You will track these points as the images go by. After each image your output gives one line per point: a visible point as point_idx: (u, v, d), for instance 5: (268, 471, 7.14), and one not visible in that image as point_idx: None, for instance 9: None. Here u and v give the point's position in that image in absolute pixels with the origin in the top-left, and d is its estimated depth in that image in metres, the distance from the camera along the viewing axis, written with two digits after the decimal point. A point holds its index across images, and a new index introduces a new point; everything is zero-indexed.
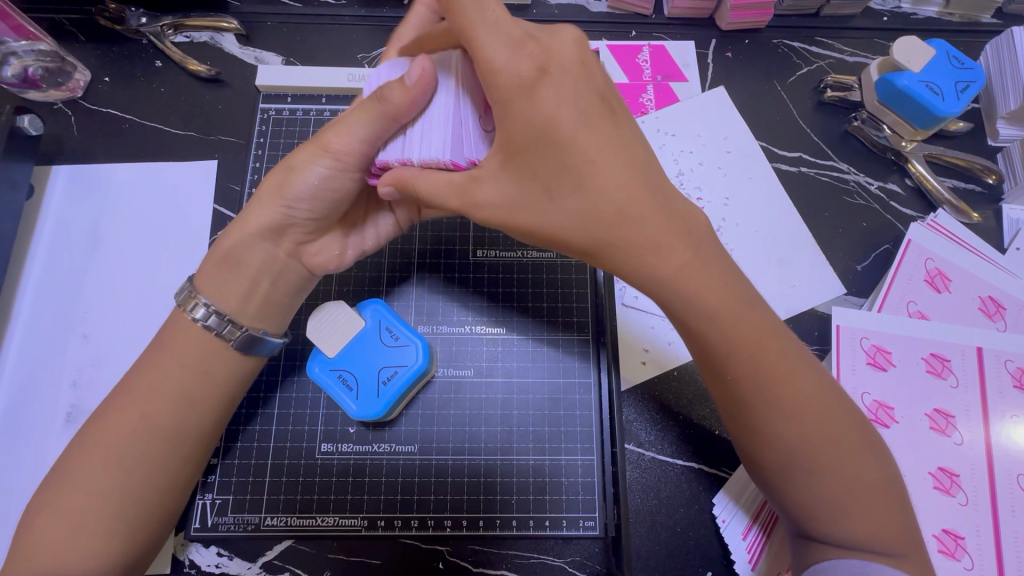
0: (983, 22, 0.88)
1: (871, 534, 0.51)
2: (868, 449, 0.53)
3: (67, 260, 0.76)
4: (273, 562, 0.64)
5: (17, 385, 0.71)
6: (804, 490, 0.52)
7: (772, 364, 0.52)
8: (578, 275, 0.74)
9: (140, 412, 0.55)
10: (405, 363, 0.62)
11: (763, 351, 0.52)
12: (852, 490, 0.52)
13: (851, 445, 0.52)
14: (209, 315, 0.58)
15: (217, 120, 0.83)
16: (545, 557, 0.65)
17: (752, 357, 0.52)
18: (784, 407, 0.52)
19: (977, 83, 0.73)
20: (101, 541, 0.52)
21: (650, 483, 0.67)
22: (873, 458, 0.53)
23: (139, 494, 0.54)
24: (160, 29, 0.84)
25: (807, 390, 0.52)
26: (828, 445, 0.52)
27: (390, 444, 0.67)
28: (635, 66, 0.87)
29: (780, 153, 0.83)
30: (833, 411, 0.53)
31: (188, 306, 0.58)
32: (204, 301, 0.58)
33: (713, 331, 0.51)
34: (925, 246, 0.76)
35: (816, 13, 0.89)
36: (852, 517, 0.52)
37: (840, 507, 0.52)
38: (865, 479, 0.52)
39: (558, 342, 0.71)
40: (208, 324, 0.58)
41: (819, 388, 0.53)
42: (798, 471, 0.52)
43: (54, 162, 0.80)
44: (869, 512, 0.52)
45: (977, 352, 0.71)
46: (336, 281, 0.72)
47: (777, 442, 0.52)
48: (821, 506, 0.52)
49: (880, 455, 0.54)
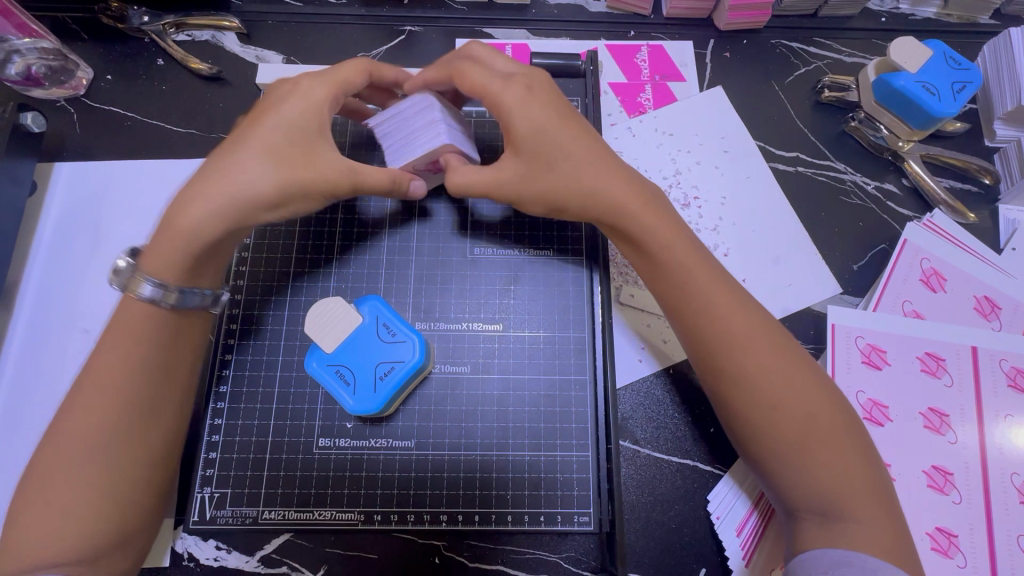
0: (980, 22, 0.89)
1: (831, 487, 0.53)
2: (818, 383, 0.56)
3: (68, 256, 0.77)
4: (272, 556, 0.67)
5: (18, 380, 0.72)
6: (768, 429, 0.54)
7: (724, 305, 0.57)
8: (574, 231, 0.75)
9: (138, 401, 0.56)
10: (401, 358, 0.63)
11: (713, 293, 0.58)
12: (809, 423, 0.54)
13: (805, 378, 0.55)
14: (154, 289, 0.57)
15: (218, 119, 0.83)
16: (540, 552, 0.67)
17: (712, 298, 0.57)
18: (736, 343, 0.56)
19: (973, 83, 0.73)
20: (100, 525, 0.54)
21: (644, 480, 0.69)
22: (826, 394, 0.56)
23: (140, 480, 0.56)
24: (162, 28, 0.85)
25: (758, 328, 0.56)
26: (780, 382, 0.55)
27: (387, 440, 0.67)
28: (633, 66, 0.87)
29: (777, 152, 0.84)
30: (783, 355, 0.56)
31: (140, 290, 0.57)
32: (148, 277, 0.57)
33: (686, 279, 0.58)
34: (921, 246, 0.76)
35: (815, 13, 0.89)
36: (811, 455, 0.53)
37: (801, 448, 0.54)
38: (818, 424, 0.54)
39: (557, 304, 0.73)
40: (159, 298, 0.57)
41: (775, 331, 0.57)
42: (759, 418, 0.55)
43: (56, 160, 0.81)
44: (826, 448, 0.53)
45: (972, 351, 0.72)
46: (336, 250, 0.74)
47: (735, 378, 0.56)
48: (789, 454, 0.54)
49: (834, 388, 0.57)
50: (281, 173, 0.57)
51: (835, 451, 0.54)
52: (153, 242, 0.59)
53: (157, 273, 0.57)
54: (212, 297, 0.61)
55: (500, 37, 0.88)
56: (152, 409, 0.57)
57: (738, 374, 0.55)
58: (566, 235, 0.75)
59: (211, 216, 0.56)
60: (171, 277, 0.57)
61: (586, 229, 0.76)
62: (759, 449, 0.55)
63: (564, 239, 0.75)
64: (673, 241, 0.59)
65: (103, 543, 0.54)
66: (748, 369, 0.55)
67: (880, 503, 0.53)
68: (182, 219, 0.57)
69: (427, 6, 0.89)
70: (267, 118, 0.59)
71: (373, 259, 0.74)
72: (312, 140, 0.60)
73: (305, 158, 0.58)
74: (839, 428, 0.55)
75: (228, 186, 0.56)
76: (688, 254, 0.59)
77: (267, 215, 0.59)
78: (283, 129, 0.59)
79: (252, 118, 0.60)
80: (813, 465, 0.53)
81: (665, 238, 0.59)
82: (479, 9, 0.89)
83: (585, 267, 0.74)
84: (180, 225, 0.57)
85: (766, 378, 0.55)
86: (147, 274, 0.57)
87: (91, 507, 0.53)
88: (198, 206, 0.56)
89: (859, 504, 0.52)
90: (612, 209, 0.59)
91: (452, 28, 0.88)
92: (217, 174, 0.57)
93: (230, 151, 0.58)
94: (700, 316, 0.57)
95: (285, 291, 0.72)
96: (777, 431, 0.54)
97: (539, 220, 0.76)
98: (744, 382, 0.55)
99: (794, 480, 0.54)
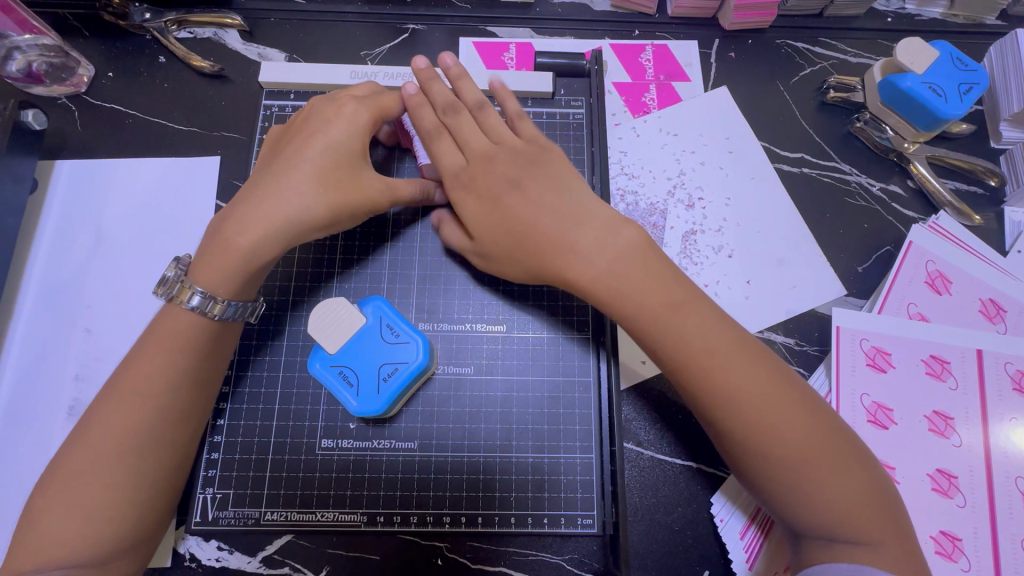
0: (987, 23, 0.88)
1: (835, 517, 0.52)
2: (814, 419, 0.54)
3: (70, 254, 0.77)
4: (273, 557, 0.66)
5: (19, 379, 0.72)
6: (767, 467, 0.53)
7: (712, 351, 0.54)
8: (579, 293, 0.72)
9: (144, 403, 0.56)
10: (406, 359, 0.62)
11: (697, 338, 0.55)
12: (808, 462, 0.53)
13: (798, 416, 0.54)
14: (204, 300, 0.59)
15: (221, 117, 0.83)
16: (544, 554, 0.67)
17: (695, 344, 0.54)
18: (724, 391, 0.54)
19: (980, 85, 0.73)
20: (112, 527, 0.54)
21: (648, 482, 0.69)
22: (823, 428, 0.54)
23: (150, 479, 0.56)
24: (164, 25, 0.84)
25: (748, 368, 0.54)
26: (774, 425, 0.53)
27: (390, 440, 0.67)
28: (638, 66, 0.87)
29: (782, 153, 0.83)
30: (779, 392, 0.54)
31: (187, 298, 0.58)
32: (197, 289, 0.58)
33: (667, 332, 0.55)
34: (926, 247, 0.76)
35: (820, 13, 0.88)
36: (812, 490, 0.53)
37: (800, 486, 0.53)
38: (819, 459, 0.53)
39: (559, 324, 0.72)
40: (206, 309, 0.59)
41: (766, 368, 0.55)
42: (755, 457, 0.54)
43: (58, 158, 0.80)
44: (826, 484, 0.53)
45: (977, 354, 0.72)
46: (339, 250, 0.73)
47: (725, 425, 0.54)
48: (790, 486, 0.53)
49: (831, 420, 0.55)
50: (332, 197, 0.61)
51: (835, 489, 0.53)
52: (203, 254, 0.60)
53: (210, 285, 0.59)
54: (252, 309, 0.63)
55: (505, 37, 0.88)
56: (161, 411, 0.56)
57: (729, 423, 0.54)
58: (567, 309, 0.72)
59: (267, 236, 0.59)
60: (224, 290, 0.59)
61: (593, 310, 0.72)
62: (762, 486, 0.55)
63: (568, 306, 0.72)
64: (648, 283, 0.56)
65: (112, 546, 0.54)
66: (739, 417, 0.53)
67: (888, 524, 0.53)
68: (237, 236, 0.59)
69: (431, 4, 0.89)
70: (314, 140, 0.62)
71: (377, 257, 0.74)
72: (355, 161, 0.63)
73: (352, 181, 0.62)
74: (839, 457, 0.53)
75: (286, 208, 0.59)
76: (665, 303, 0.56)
77: (317, 234, 0.62)
78: (332, 150, 0.62)
79: (298, 140, 0.63)
80: (814, 503, 0.52)
81: (635, 294, 0.56)
82: (483, 7, 0.88)
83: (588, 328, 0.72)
84: (236, 243, 0.59)
85: (759, 423, 0.53)
86: (198, 286, 0.59)
87: (102, 509, 0.54)
88: (256, 226, 0.59)
89: (861, 534, 0.52)
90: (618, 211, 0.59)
91: (456, 27, 0.88)
92: (268, 193, 0.60)
93: (281, 173, 0.61)
94: (687, 364, 0.55)
95: (287, 291, 0.72)
96: (773, 472, 0.53)
97: None
98: (737, 429, 0.54)
99: (793, 513, 0.53)
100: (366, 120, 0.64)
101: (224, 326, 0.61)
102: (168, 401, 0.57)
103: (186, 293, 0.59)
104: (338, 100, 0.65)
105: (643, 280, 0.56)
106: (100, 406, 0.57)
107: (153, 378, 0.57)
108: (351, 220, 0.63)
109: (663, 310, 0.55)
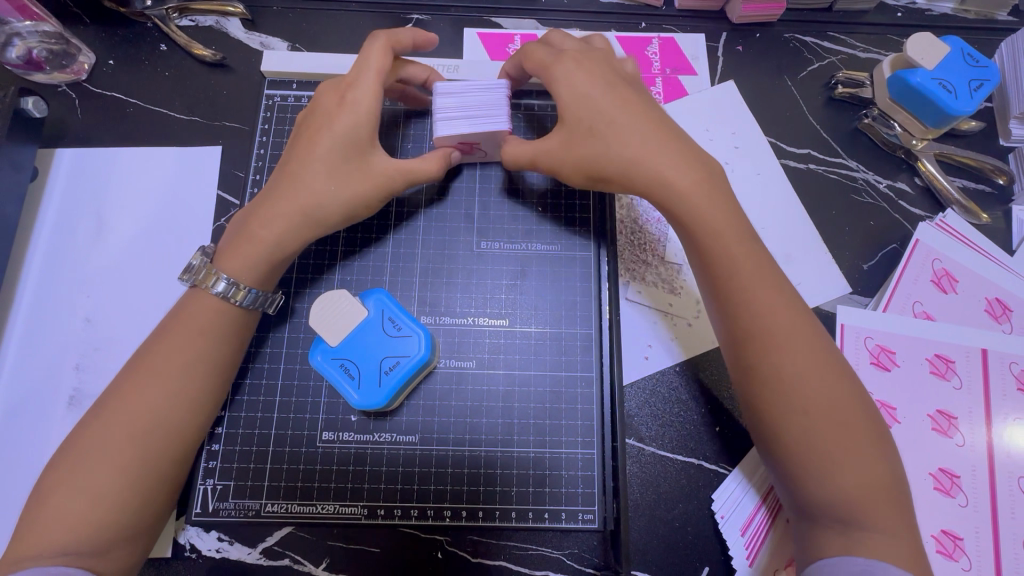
0: (998, 19, 0.87)
1: (856, 505, 0.53)
2: (861, 402, 0.56)
3: (71, 244, 0.76)
4: (273, 548, 0.66)
5: (20, 368, 0.71)
6: (798, 442, 0.55)
7: (778, 319, 0.57)
8: (583, 199, 0.76)
9: (160, 385, 0.57)
10: (407, 353, 0.62)
11: (767, 305, 0.58)
12: (846, 443, 0.54)
13: (838, 393, 0.55)
14: (228, 286, 0.61)
15: (222, 106, 0.82)
16: (544, 548, 0.66)
17: (755, 299, 0.58)
18: (776, 352, 0.56)
19: (991, 81, 0.72)
20: (116, 511, 0.54)
21: (649, 478, 0.69)
22: (867, 414, 0.56)
23: (156, 463, 0.56)
24: (165, 13, 0.83)
25: (799, 338, 0.57)
26: (813, 394, 0.55)
27: (391, 434, 0.67)
28: (645, 58, 0.86)
29: (789, 149, 0.83)
30: (827, 367, 0.56)
31: (208, 282, 0.61)
32: (223, 275, 0.61)
33: (728, 271, 0.59)
34: (933, 246, 0.76)
35: (829, 7, 0.88)
36: (841, 469, 0.53)
37: (825, 467, 0.54)
38: (850, 443, 0.54)
39: (564, 325, 0.72)
40: (229, 296, 0.61)
41: (818, 342, 0.57)
42: (792, 427, 0.55)
43: (58, 146, 0.79)
44: (858, 465, 0.53)
45: (981, 354, 0.71)
46: (341, 241, 0.73)
47: (775, 389, 0.56)
48: (817, 468, 0.54)
49: (874, 409, 0.57)
50: (343, 188, 0.62)
51: (860, 475, 0.53)
52: (228, 243, 0.63)
53: (234, 273, 0.61)
54: (272, 300, 0.65)
55: (510, 28, 0.87)
56: (172, 394, 0.57)
57: (773, 381, 0.56)
58: (578, 220, 0.75)
59: (287, 230, 0.62)
60: (247, 279, 0.61)
61: (596, 205, 0.76)
62: (789, 465, 0.55)
63: (571, 201, 0.75)
64: (725, 235, 0.60)
65: (116, 534, 0.54)
66: (787, 375, 0.55)
67: (904, 519, 0.53)
68: (260, 229, 0.62)
69: None
70: (321, 136, 0.62)
71: (379, 249, 0.73)
72: (364, 147, 0.63)
73: (363, 169, 0.63)
74: (868, 450, 0.54)
75: (303, 203, 0.61)
76: (742, 249, 0.59)
77: (333, 227, 0.64)
78: (340, 146, 0.62)
79: (305, 135, 0.63)
80: (832, 481, 0.53)
81: (717, 225, 0.60)
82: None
83: (593, 245, 0.75)
84: (260, 236, 0.61)
85: (799, 388, 0.55)
86: (223, 274, 0.61)
87: (106, 492, 0.53)
88: (278, 221, 0.61)
89: (880, 521, 0.53)
90: (662, 181, 0.61)
91: (460, 17, 0.87)
92: (285, 188, 0.62)
93: (297, 170, 0.62)
94: (749, 327, 0.57)
95: (289, 282, 0.71)
96: (801, 441, 0.54)
97: (548, 214, 0.75)
98: (787, 398, 0.55)
99: (813, 493, 0.54)
100: (375, 110, 0.63)
101: (240, 315, 0.62)
102: (183, 382, 0.58)
103: (212, 279, 0.61)
104: (339, 87, 0.64)
105: (717, 220, 0.60)
106: (116, 388, 0.57)
107: (169, 358, 0.58)
108: (368, 210, 0.65)
109: (742, 245, 0.60)
